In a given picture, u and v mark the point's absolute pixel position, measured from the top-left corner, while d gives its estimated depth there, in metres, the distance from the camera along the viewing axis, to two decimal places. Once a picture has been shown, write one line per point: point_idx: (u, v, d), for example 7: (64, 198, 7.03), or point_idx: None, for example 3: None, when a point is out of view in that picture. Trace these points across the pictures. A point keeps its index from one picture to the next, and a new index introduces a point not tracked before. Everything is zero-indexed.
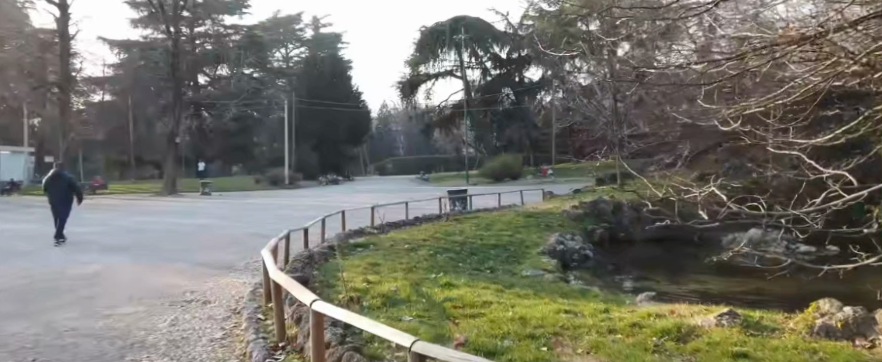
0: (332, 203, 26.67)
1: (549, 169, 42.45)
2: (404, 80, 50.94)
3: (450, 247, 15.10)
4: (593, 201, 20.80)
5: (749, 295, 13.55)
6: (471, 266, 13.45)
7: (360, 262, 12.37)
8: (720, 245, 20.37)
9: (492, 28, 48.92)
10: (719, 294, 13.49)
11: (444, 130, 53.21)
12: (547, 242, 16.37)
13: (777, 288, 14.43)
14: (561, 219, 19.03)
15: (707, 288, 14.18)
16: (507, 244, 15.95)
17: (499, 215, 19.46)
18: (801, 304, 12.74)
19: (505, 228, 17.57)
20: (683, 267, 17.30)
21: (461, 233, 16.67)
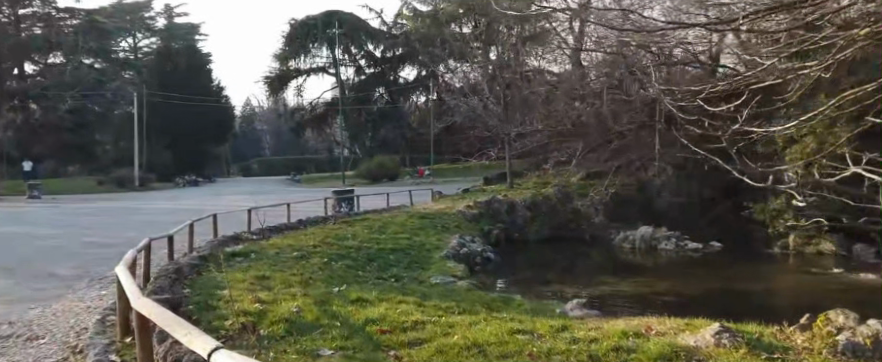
0: (193, 207, 23.43)
1: (427, 170, 41.26)
2: (272, 75, 47.40)
3: (343, 253, 13.13)
4: (488, 199, 19.00)
5: (667, 293, 12.74)
6: (373, 275, 11.60)
7: (240, 275, 10.14)
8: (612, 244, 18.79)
9: (365, 25, 47.11)
10: (637, 292, 12.58)
11: (316, 129, 50.79)
12: (449, 245, 14.86)
13: (687, 287, 13.87)
14: (457, 218, 17.62)
15: (622, 285, 13.29)
16: (407, 248, 14.25)
17: (389, 217, 17.70)
18: (721, 304, 12.07)
19: (401, 230, 15.87)
20: (585, 267, 16.45)
21: (352, 238, 14.73)
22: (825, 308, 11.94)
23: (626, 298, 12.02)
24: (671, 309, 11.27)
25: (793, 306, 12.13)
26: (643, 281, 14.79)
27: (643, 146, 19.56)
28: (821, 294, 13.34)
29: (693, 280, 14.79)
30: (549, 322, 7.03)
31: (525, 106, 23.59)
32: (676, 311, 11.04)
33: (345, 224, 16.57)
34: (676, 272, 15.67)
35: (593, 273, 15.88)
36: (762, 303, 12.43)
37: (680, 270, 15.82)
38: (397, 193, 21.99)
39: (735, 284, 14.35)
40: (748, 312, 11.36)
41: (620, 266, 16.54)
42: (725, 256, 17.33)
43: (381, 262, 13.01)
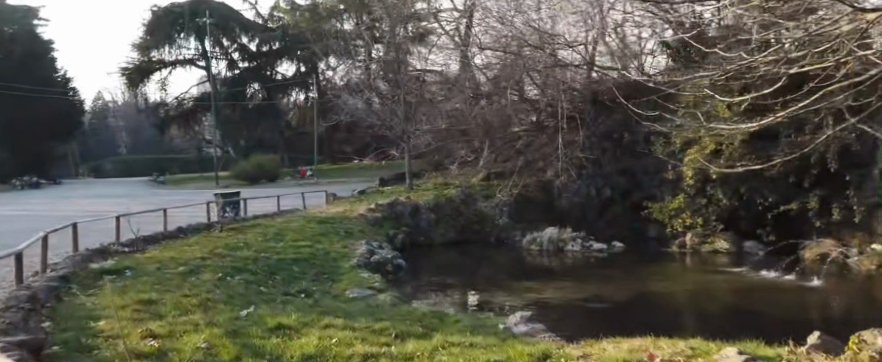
0: (38, 213, 20.12)
1: (309, 170, 39.34)
2: (133, 66, 43.10)
3: (241, 266, 11.40)
4: (389, 201, 17.80)
5: (593, 296, 11.99)
6: (280, 293, 10.11)
7: (119, 298, 8.24)
8: (516, 245, 18.04)
9: (239, 16, 43.85)
10: (563, 298, 11.70)
11: (183, 127, 46.90)
12: (358, 252, 13.54)
13: (607, 289, 13.29)
14: (360, 223, 16.31)
15: (546, 290, 12.36)
16: (310, 258, 12.83)
17: (285, 223, 16.05)
18: (650, 307, 11.45)
19: (300, 238, 14.41)
20: (497, 270, 15.67)
21: (247, 248, 12.98)
22: (749, 306, 11.66)
23: (555, 305, 11.09)
24: (605, 317, 10.47)
25: (718, 305, 11.74)
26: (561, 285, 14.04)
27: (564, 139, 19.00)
28: (736, 290, 13.17)
29: (609, 282, 14.22)
30: (524, 348, 5.95)
31: (422, 104, 22.57)
32: (612, 320, 10.25)
33: (238, 231, 14.76)
34: (588, 272, 15.09)
35: (506, 276, 15.16)
36: (687, 302, 11.98)
37: (592, 269, 15.29)
38: (288, 196, 20.24)
39: (652, 285, 13.92)
40: (681, 315, 10.80)
41: (530, 267, 15.77)
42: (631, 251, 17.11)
43: (284, 276, 11.40)
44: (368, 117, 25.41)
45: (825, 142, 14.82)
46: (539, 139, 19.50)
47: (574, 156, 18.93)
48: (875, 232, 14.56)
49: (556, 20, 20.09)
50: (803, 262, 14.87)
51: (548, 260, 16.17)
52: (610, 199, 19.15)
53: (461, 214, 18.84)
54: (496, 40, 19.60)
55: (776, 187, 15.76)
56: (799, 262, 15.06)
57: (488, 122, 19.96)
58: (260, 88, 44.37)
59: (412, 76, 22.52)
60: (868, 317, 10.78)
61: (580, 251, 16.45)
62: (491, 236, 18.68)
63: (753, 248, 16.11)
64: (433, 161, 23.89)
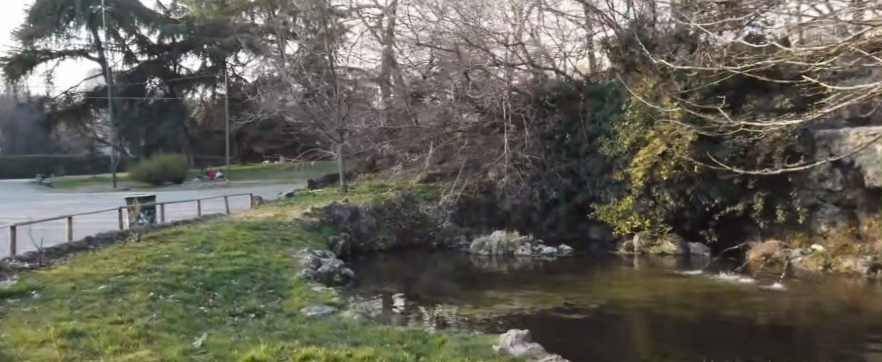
0: None
1: (218, 172, 37.01)
2: (13, 56, 38.68)
3: (175, 281, 9.96)
4: (327, 205, 16.87)
5: (565, 300, 11.17)
6: (228, 313, 8.79)
7: (34, 329, 6.73)
8: (459, 250, 17.29)
9: (137, 4, 40.06)
10: (536, 305, 10.78)
11: (73, 125, 42.96)
12: (302, 262, 12.34)
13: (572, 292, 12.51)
14: (296, 231, 15.05)
15: (514, 296, 11.38)
16: (249, 269, 11.52)
17: (213, 231, 14.50)
18: (628, 308, 10.75)
19: (234, 248, 13.06)
20: (446, 276, 14.82)
21: (176, 260, 11.48)
22: (723, 301, 11.24)
23: (530, 315, 10.21)
24: (590, 327, 9.66)
25: (692, 302, 11.24)
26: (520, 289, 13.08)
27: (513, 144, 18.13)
28: (700, 284, 12.77)
29: (568, 285, 13.52)
30: None
31: (352, 103, 21.42)
32: (600, 331, 9.43)
33: (161, 241, 13.14)
34: (541, 276, 14.43)
35: (457, 282, 14.35)
36: (660, 299, 11.40)
37: (545, 273, 14.68)
38: (208, 201, 18.54)
39: (611, 286, 13.25)
40: (664, 319, 10.17)
41: (480, 273, 14.97)
42: (581, 254, 16.51)
43: (223, 291, 10.04)
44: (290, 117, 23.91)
45: (771, 145, 14.84)
46: (477, 141, 18.95)
47: (520, 157, 18.50)
48: (815, 232, 14.91)
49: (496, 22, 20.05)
50: (749, 263, 14.63)
51: (497, 265, 15.45)
52: (551, 201, 18.70)
53: (400, 218, 17.85)
54: (436, 41, 19.52)
55: (722, 188, 15.42)
56: (744, 263, 14.91)
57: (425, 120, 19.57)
58: (160, 83, 40.80)
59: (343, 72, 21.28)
60: (841, 314, 10.59)
61: (530, 256, 15.77)
62: (431, 241, 17.80)
63: (698, 249, 15.82)
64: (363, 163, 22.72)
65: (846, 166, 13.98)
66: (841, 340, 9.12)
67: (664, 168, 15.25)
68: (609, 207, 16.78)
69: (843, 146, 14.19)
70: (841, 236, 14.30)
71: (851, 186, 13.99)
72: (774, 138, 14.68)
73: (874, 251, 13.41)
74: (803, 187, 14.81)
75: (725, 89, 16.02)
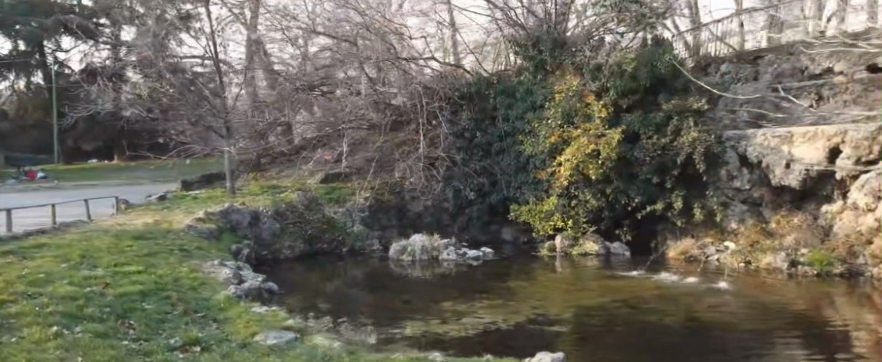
0: None
1: (41, 172, 31.94)
2: None
3: (75, 305, 7.76)
4: (222, 209, 14.84)
5: (532, 310, 9.95)
6: (168, 348, 6.83)
7: None
8: (371, 256, 16.05)
9: None
10: (506, 321, 9.37)
11: None
12: (221, 275, 10.46)
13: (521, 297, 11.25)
14: (194, 240, 13.01)
15: (474, 312, 9.90)
16: (163, 288, 9.47)
17: (92, 242, 12.06)
18: (604, 315, 9.66)
19: (127, 262, 10.80)
20: (370, 284, 13.48)
21: (65, 278, 9.18)
22: (686, 303, 10.56)
23: (507, 328, 8.99)
24: (586, 343, 8.40)
25: (658, 304, 10.41)
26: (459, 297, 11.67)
27: (440, 145, 17.89)
28: (646, 283, 12.07)
29: (507, 291, 12.42)
30: None
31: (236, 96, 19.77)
32: (600, 348, 8.20)
33: (30, 254, 10.57)
34: (474, 280, 13.54)
35: (384, 289, 13.11)
36: (625, 302, 10.45)
37: (475, 277, 13.79)
38: (66, 205, 15.64)
39: (560, 288, 12.37)
40: (650, 327, 9.19)
41: (405, 279, 13.75)
42: (508, 258, 15.58)
43: (139, 317, 7.95)
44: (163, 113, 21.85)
45: (691, 143, 14.24)
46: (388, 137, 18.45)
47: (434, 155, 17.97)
48: (726, 229, 14.68)
49: (388, 11, 19.57)
50: (671, 261, 14.38)
51: (420, 271, 14.31)
52: (462, 202, 18.01)
53: (304, 222, 16.33)
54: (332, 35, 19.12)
55: (642, 187, 15.10)
56: (665, 261, 14.68)
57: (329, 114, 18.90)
58: None
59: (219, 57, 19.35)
60: (802, 311, 10.31)
61: (456, 260, 14.83)
62: (340, 247, 16.37)
63: (618, 249, 15.41)
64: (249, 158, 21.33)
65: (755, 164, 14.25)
66: (838, 343, 8.62)
67: (589, 167, 14.76)
68: (529, 209, 16.21)
69: (750, 146, 14.09)
70: (751, 233, 14.08)
71: (759, 184, 14.38)
72: (692, 136, 14.21)
73: (786, 247, 13.31)
74: (716, 182, 14.62)
75: (644, 89, 15.61)
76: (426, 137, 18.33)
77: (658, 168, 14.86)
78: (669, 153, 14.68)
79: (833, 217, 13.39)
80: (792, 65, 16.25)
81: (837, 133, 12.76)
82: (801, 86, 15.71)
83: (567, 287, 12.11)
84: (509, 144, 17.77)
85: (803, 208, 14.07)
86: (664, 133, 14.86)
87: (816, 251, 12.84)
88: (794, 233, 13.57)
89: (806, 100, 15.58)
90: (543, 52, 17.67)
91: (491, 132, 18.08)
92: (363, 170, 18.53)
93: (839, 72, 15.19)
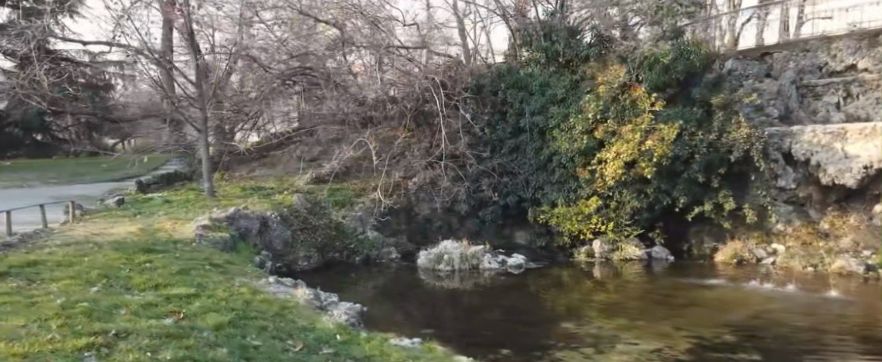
0: None
1: None
2: None
3: (188, 347, 5.67)
4: (227, 214, 12.51)
5: (675, 330, 8.38)
6: None
7: None
8: (392, 265, 14.20)
9: None
10: (677, 352, 7.43)
11: None
12: (299, 298, 8.40)
13: (633, 317, 9.30)
14: (214, 252, 10.64)
15: (620, 341, 7.88)
16: (247, 317, 7.34)
17: (97, 256, 9.55)
18: (773, 336, 8.03)
19: (167, 281, 8.49)
20: (421, 299, 11.70)
21: (124, 308, 6.93)
22: (828, 317, 9.12)
23: (679, 349, 7.58)
24: None
25: (806, 321, 8.87)
26: (551, 317, 9.80)
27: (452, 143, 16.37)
28: (750, 294, 10.44)
29: (586, 307, 10.57)
30: None
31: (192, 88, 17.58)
32: None
33: (34, 275, 8.04)
34: (536, 291, 12.11)
35: (442, 302, 11.43)
36: (769, 320, 8.82)
37: (532, 287, 12.38)
38: (16, 211, 12.60)
39: (643, 298, 10.94)
40: (845, 349, 7.60)
41: (457, 292, 12.05)
42: (547, 266, 14.26)
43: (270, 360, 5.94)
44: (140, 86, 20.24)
45: (744, 139, 13.52)
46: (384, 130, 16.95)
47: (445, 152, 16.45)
48: (772, 231, 13.96)
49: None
50: (723, 266, 13.48)
51: (467, 282, 12.66)
52: (475, 204, 16.36)
53: (311, 228, 14.17)
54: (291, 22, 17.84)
55: (688, 187, 14.07)
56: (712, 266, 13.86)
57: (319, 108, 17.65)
58: None
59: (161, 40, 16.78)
60: None
61: (498, 268, 13.35)
62: (353, 257, 14.31)
63: (660, 253, 14.37)
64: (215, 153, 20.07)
65: (801, 163, 13.77)
66: None
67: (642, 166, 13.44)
68: (562, 212, 14.81)
69: (798, 144, 13.61)
70: (802, 234, 13.62)
71: (805, 184, 13.93)
72: (745, 132, 13.49)
73: (845, 249, 13.00)
74: (763, 178, 13.89)
75: (679, 83, 14.68)
76: (432, 137, 16.91)
77: (705, 165, 13.87)
78: (719, 151, 13.86)
79: None
80: (812, 62, 16.13)
81: None
82: (828, 84, 15.53)
83: (655, 299, 10.62)
84: (524, 141, 16.29)
85: (851, 207, 13.77)
86: (709, 128, 13.97)
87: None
88: (851, 235, 13.22)
89: (833, 97, 15.42)
90: (560, 45, 16.56)
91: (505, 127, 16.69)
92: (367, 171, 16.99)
93: (861, 69, 15.34)
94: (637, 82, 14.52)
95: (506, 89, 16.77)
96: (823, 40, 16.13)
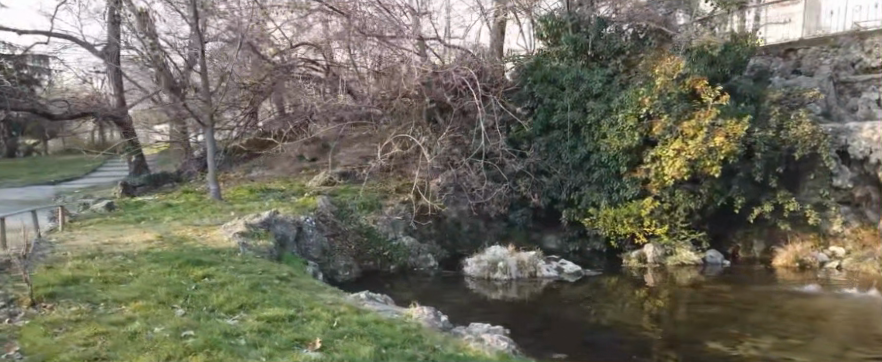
0: None
1: None
2: None
3: None
4: (263, 219, 10.90)
5: (842, 352, 7.56)
6: None
7: None
8: (433, 274, 12.73)
9: None
10: None
11: None
12: (419, 318, 6.93)
13: (769, 331, 8.48)
14: (268, 263, 8.99)
15: None
16: (392, 347, 5.95)
17: (139, 272, 7.85)
18: None
19: (256, 301, 6.97)
20: (496, 312, 10.55)
21: (245, 337, 5.56)
22: None
23: None
24: None
25: None
26: (676, 330, 8.88)
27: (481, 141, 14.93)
28: (865, 305, 9.91)
29: (692, 320, 9.71)
30: None
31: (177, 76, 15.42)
32: None
33: (95, 299, 6.37)
34: (615, 300, 11.23)
35: (523, 315, 10.26)
36: None
37: (609, 296, 11.50)
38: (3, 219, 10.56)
39: (746, 307, 10.16)
40: None
41: (531, 303, 10.95)
42: (602, 273, 13.31)
43: None
44: (111, 80, 17.60)
45: (805, 138, 13.15)
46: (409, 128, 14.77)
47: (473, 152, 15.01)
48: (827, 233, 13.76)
49: None
50: (787, 272, 13.14)
51: (533, 291, 11.52)
52: (509, 205, 14.76)
53: (342, 235, 12.64)
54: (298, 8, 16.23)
55: (743, 187, 13.49)
56: (772, 270, 13.51)
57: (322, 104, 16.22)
58: None
59: (150, 23, 14.69)
60: None
61: (558, 276, 12.22)
62: (387, 265, 12.73)
63: (714, 258, 13.80)
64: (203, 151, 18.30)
65: (857, 162, 13.57)
66: None
67: (707, 164, 12.67)
68: (611, 216, 13.92)
69: (856, 141, 13.30)
70: (863, 236, 13.57)
71: (861, 184, 13.72)
72: (807, 129, 13.11)
73: None
74: (821, 178, 13.81)
75: (729, 77, 14.03)
76: (469, 131, 14.76)
77: (764, 164, 13.34)
78: (778, 150, 13.43)
79: None
80: (845, 58, 16.54)
81: None
82: (869, 80, 15.97)
83: (762, 311, 9.85)
84: (556, 138, 14.89)
85: None
86: (766, 125, 13.48)
87: None
88: None
89: (874, 92, 15.78)
90: (588, 37, 15.47)
91: (541, 123, 14.97)
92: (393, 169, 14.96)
93: None
94: (700, 76, 13.20)
95: (538, 83, 15.24)
96: (854, 37, 16.47)
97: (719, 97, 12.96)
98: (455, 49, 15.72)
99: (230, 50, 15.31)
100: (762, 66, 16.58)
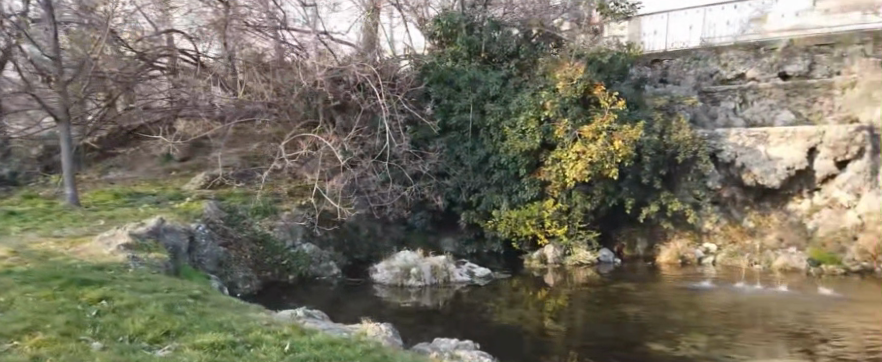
0: None
1: None
2: None
3: None
4: (154, 228, 9.56)
5: (766, 343, 8.05)
6: None
7: None
8: (336, 282, 12.01)
9: None
10: None
11: None
12: (376, 336, 6.24)
13: (693, 327, 8.92)
14: (171, 279, 7.80)
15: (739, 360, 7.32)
16: None
17: (12, 296, 6.31)
18: (857, 345, 8.05)
19: (185, 325, 5.93)
20: (413, 317, 9.98)
21: None
22: (855, 320, 9.47)
23: None
24: None
25: (847, 324, 9.14)
26: (609, 333, 8.82)
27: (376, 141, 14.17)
28: (757, 297, 10.71)
29: (613, 316, 9.93)
30: None
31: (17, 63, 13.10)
32: None
33: None
34: (529, 300, 11.27)
35: (445, 320, 9.84)
36: (821, 327, 8.92)
37: (521, 297, 11.44)
38: None
39: (657, 301, 10.69)
40: None
41: (447, 308, 10.46)
42: (504, 274, 13.31)
43: None
44: None
45: (686, 142, 14.06)
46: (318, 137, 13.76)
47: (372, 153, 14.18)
48: (701, 231, 14.82)
49: None
50: (671, 267, 14.04)
51: (446, 297, 11.18)
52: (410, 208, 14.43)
53: (235, 243, 11.56)
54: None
55: (631, 189, 14.31)
56: (657, 267, 14.35)
57: (196, 97, 14.65)
58: None
59: None
60: None
61: (469, 280, 12.04)
62: (286, 275, 11.81)
63: (607, 257, 14.49)
64: (42, 149, 15.81)
65: (724, 165, 14.69)
66: None
67: (606, 166, 13.31)
68: (512, 217, 14.10)
69: (724, 146, 14.52)
70: (732, 233, 14.81)
71: (728, 184, 14.92)
72: (687, 135, 14.01)
73: (774, 246, 14.18)
74: (697, 177, 14.56)
75: (617, 83, 14.66)
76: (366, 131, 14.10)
77: (651, 167, 14.03)
78: (662, 153, 14.21)
79: (804, 218, 14.53)
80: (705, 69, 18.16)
81: (816, 134, 13.88)
82: (726, 90, 17.34)
83: (672, 305, 10.30)
84: (454, 139, 14.75)
85: (764, 207, 15.08)
86: (651, 129, 14.17)
87: (816, 249, 13.73)
88: (777, 232, 14.58)
89: (731, 102, 17.21)
90: (482, 40, 15.57)
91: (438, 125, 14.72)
92: (286, 169, 14.06)
93: (749, 78, 17.62)
94: (598, 81, 13.94)
95: (434, 83, 14.95)
96: (711, 51, 18.18)
97: (615, 102, 13.74)
98: (346, 44, 14.98)
99: (89, 36, 13.36)
100: (636, 73, 17.62)
